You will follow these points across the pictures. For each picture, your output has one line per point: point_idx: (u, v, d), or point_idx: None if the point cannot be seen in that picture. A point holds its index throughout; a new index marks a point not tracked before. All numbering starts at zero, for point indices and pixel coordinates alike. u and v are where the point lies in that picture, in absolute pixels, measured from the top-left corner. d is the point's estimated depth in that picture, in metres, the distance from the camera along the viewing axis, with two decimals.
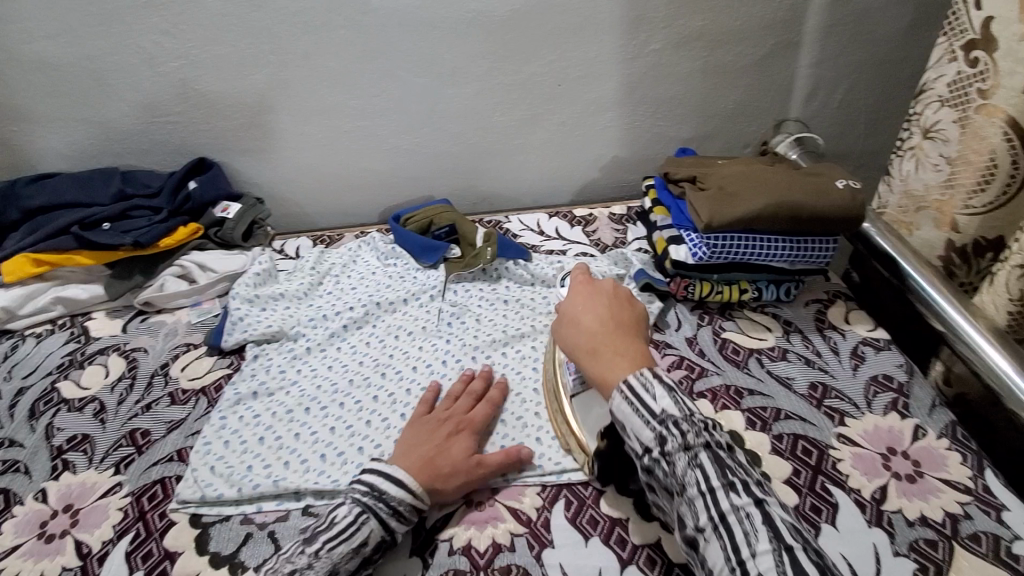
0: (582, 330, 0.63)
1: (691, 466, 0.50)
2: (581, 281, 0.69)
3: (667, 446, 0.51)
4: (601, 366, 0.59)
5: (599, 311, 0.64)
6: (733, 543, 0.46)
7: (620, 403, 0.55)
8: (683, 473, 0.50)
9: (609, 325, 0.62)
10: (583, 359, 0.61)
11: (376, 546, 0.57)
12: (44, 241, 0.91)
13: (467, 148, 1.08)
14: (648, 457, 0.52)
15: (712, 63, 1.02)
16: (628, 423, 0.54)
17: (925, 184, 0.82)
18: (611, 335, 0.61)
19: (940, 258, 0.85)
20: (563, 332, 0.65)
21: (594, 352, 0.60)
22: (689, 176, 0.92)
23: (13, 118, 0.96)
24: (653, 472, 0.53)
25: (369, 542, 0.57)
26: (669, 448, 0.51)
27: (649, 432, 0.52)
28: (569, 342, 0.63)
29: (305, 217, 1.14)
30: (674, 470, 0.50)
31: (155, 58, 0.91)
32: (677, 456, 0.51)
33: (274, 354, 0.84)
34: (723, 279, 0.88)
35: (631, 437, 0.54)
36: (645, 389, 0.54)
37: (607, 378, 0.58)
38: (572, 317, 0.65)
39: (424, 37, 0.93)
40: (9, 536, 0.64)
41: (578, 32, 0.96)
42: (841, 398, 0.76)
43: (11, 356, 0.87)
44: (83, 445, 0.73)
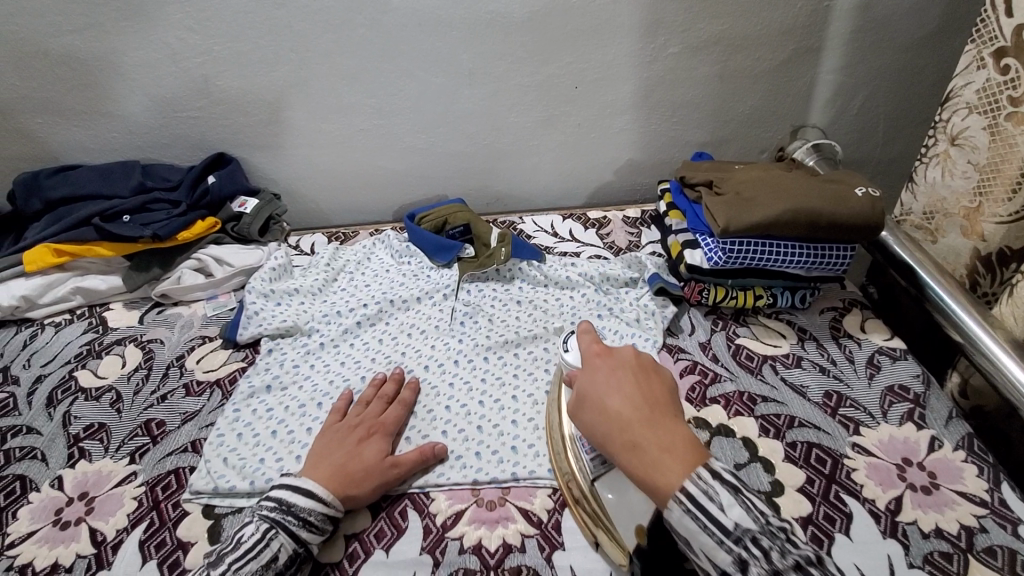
0: (613, 421, 0.53)
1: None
2: (594, 351, 0.60)
3: (750, 570, 0.45)
4: (648, 466, 0.50)
5: (627, 389, 0.55)
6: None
7: (684, 520, 0.47)
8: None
9: (644, 412, 0.53)
10: (622, 456, 0.52)
11: (288, 561, 0.56)
12: (65, 232, 0.92)
13: (483, 149, 1.08)
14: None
15: (730, 68, 1.02)
16: (696, 542, 0.47)
17: (952, 192, 0.82)
18: (649, 423, 0.52)
19: (966, 267, 0.84)
20: (587, 418, 0.55)
21: (634, 446, 0.51)
22: (706, 181, 0.91)
23: (38, 110, 0.97)
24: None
25: (280, 557, 0.56)
26: (753, 575, 0.45)
27: (726, 554, 0.46)
28: (598, 432, 0.54)
29: (320, 213, 1.15)
30: None
31: (177, 53, 0.92)
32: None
33: (289, 349, 0.84)
34: (738, 285, 0.88)
35: (700, 557, 0.48)
36: (711, 499, 0.47)
37: (659, 481, 0.49)
38: (595, 400, 0.55)
39: (443, 37, 0.93)
40: (25, 522, 0.65)
41: (597, 35, 0.96)
42: (856, 407, 0.75)
43: (30, 345, 0.88)
44: (99, 434, 0.74)
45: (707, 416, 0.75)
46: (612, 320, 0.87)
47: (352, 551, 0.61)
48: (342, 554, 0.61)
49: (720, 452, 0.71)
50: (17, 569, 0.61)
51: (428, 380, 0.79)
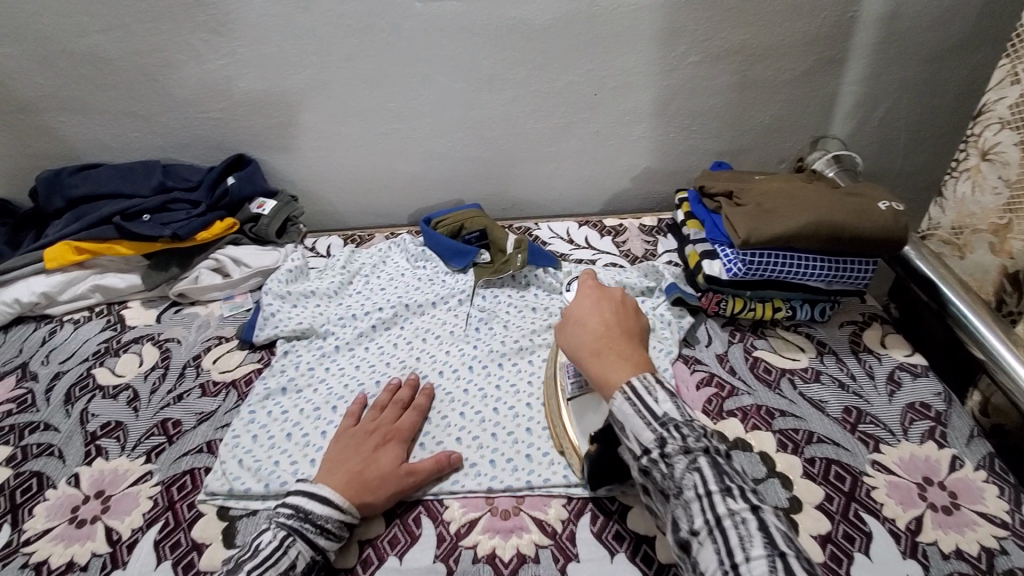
0: (588, 333, 0.63)
1: (688, 469, 0.48)
2: (589, 285, 0.69)
3: (666, 448, 0.50)
4: (602, 367, 0.59)
5: (606, 314, 0.64)
6: (727, 546, 0.44)
7: (621, 403, 0.54)
8: (681, 476, 0.49)
9: (613, 331, 0.62)
10: (586, 360, 0.61)
11: (307, 568, 0.57)
12: (85, 230, 0.93)
13: (500, 154, 1.08)
14: (646, 459, 0.51)
15: (751, 77, 1.01)
16: (627, 423, 0.54)
17: (982, 207, 0.81)
18: (616, 339, 0.61)
19: (991, 286, 0.82)
20: (568, 331, 0.65)
21: (597, 352, 0.60)
22: (725, 191, 0.91)
23: (63, 109, 0.98)
24: (650, 474, 0.51)
25: (298, 565, 0.56)
26: (669, 450, 0.50)
27: (649, 434, 0.52)
28: (573, 342, 0.63)
29: (336, 215, 1.16)
30: (672, 472, 0.49)
31: (201, 55, 0.93)
32: (676, 458, 0.49)
33: (304, 351, 0.85)
34: (756, 296, 0.87)
35: (629, 437, 0.54)
36: (645, 391, 0.54)
37: (608, 378, 0.58)
38: (578, 318, 0.65)
39: (464, 42, 0.93)
40: (42, 519, 0.65)
41: (619, 43, 0.95)
42: (876, 425, 0.74)
43: (49, 341, 0.89)
44: (116, 432, 0.75)
45: (724, 428, 0.74)
46: None
47: (365, 556, 0.61)
48: (356, 559, 0.61)
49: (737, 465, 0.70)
50: (33, 566, 0.61)
51: (442, 386, 0.78)
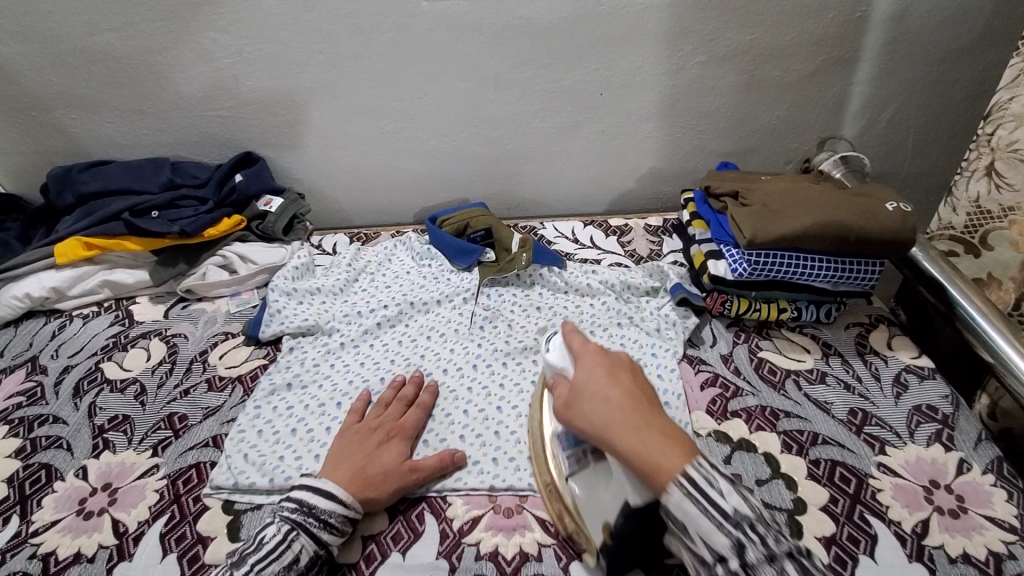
0: (611, 408, 0.53)
1: None
2: (582, 347, 0.60)
3: (748, 555, 0.45)
4: (652, 451, 0.49)
5: (623, 379, 0.55)
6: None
7: (683, 502, 0.47)
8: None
9: (638, 401, 0.53)
10: (623, 443, 0.51)
11: (311, 562, 0.57)
12: (95, 226, 0.94)
13: (506, 153, 1.09)
14: (721, 568, 0.46)
15: (758, 78, 1.01)
16: (693, 526, 0.47)
17: (1000, 204, 0.80)
18: (643, 410, 0.52)
19: (1013, 281, 0.82)
20: (582, 406, 0.54)
21: (636, 431, 0.51)
22: (732, 192, 0.90)
23: (75, 106, 1.00)
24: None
25: (301, 558, 0.56)
26: (752, 558, 0.45)
27: (723, 538, 0.46)
28: (596, 420, 0.53)
29: (343, 213, 1.17)
30: None
31: (210, 54, 0.93)
32: (762, 569, 0.44)
33: (309, 348, 0.85)
34: (761, 297, 0.87)
35: (697, 543, 0.47)
36: (711, 485, 0.47)
37: (664, 466, 0.48)
38: (591, 388, 0.55)
39: (471, 41, 0.93)
40: (50, 511, 0.66)
41: (625, 43, 0.95)
42: (882, 427, 0.74)
43: (59, 335, 0.90)
44: (123, 425, 0.76)
45: (728, 429, 0.74)
46: (632, 329, 0.86)
47: (369, 552, 0.62)
48: (360, 554, 0.61)
49: (741, 466, 0.70)
50: (41, 557, 0.62)
51: (446, 384, 0.79)
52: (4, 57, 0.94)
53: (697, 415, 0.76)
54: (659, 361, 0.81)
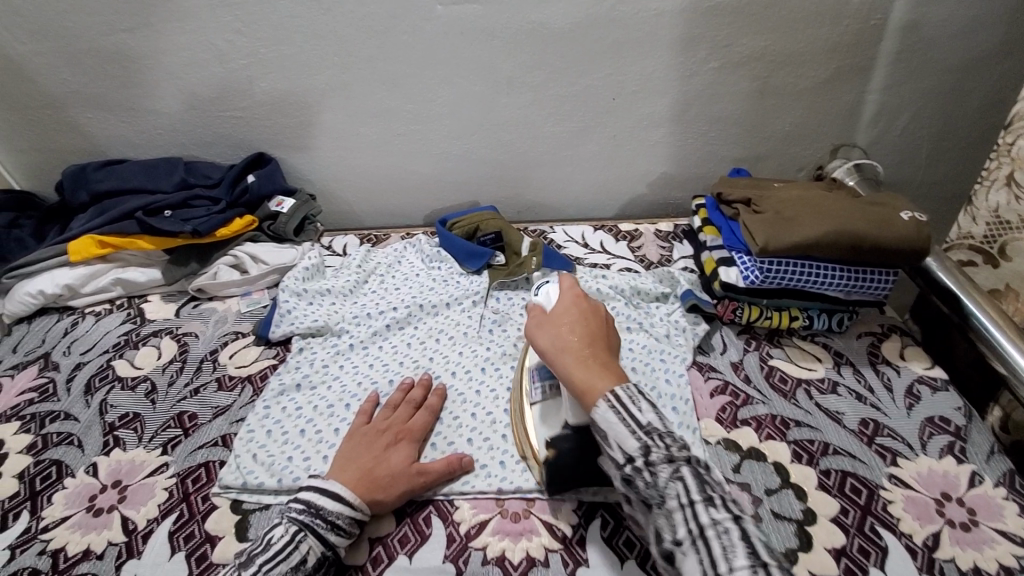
0: (570, 338, 0.62)
1: (672, 478, 0.48)
2: (571, 289, 0.69)
3: (651, 455, 0.50)
4: (588, 375, 0.57)
5: (590, 321, 0.64)
6: (711, 557, 0.44)
7: (606, 412, 0.54)
8: (664, 484, 0.49)
9: (594, 340, 0.62)
10: (569, 364, 0.59)
11: (318, 563, 0.57)
12: (109, 224, 0.95)
13: (517, 157, 1.09)
14: (630, 468, 0.51)
15: (771, 84, 1.01)
16: (611, 432, 0.53)
17: (1018, 215, 0.79)
18: (597, 347, 0.61)
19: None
20: (548, 332, 0.64)
21: (583, 359, 0.59)
22: (744, 198, 0.90)
23: (91, 106, 1.01)
24: (634, 484, 0.51)
25: (308, 560, 0.56)
26: (653, 458, 0.50)
27: (634, 441, 0.51)
28: (555, 344, 0.62)
29: (353, 214, 1.17)
30: (655, 481, 0.49)
31: (225, 55, 0.94)
32: (662, 466, 0.49)
33: (319, 349, 0.85)
34: (773, 305, 0.86)
35: (613, 448, 0.53)
36: (631, 400, 0.54)
37: (593, 387, 0.56)
38: (560, 320, 0.64)
39: (484, 44, 0.93)
40: (59, 508, 0.66)
41: (639, 48, 0.95)
42: (894, 438, 0.73)
43: (71, 332, 0.90)
44: (133, 423, 0.76)
45: (738, 437, 0.73)
46: (641, 334, 0.86)
47: (376, 555, 0.61)
48: (367, 556, 0.61)
49: (751, 474, 0.69)
50: (50, 553, 0.62)
51: (454, 386, 0.79)
52: (22, 57, 0.95)
53: (707, 423, 0.75)
54: (669, 367, 0.80)
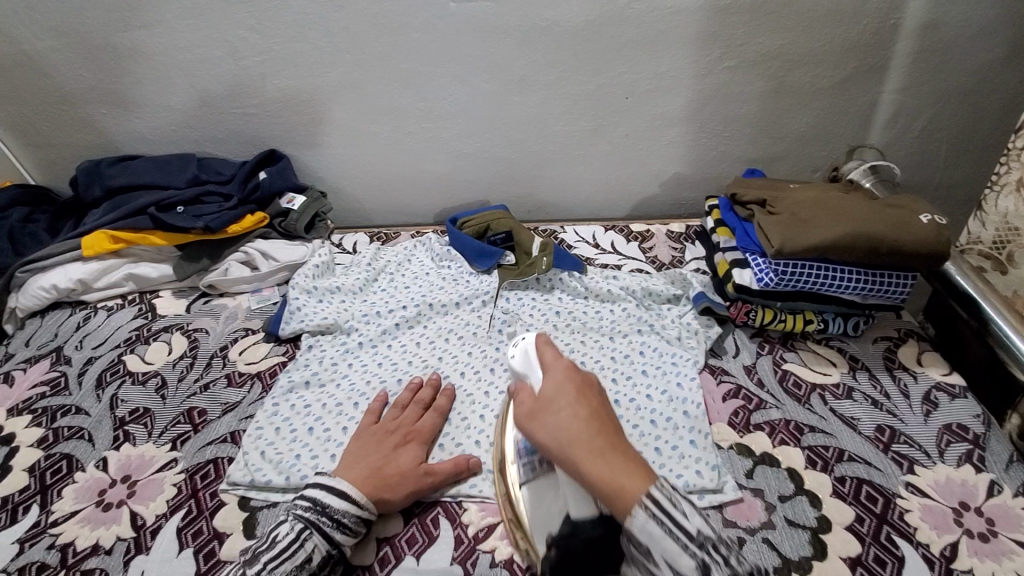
0: (575, 425, 0.53)
1: None
2: (558, 362, 0.59)
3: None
4: (612, 471, 0.49)
5: (589, 399, 0.55)
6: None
7: (648, 524, 0.46)
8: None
9: (603, 424, 0.53)
10: (584, 461, 0.50)
11: (322, 562, 0.57)
12: (122, 220, 0.95)
13: (528, 156, 1.08)
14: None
15: (787, 84, 0.99)
16: (658, 550, 0.45)
17: None
18: (609, 433, 0.53)
19: None
20: (546, 420, 0.54)
21: (600, 451, 0.50)
22: (759, 199, 0.89)
23: (105, 101, 1.01)
24: None
25: (313, 558, 0.56)
26: None
27: (689, 559, 0.44)
28: (558, 436, 0.53)
29: (363, 212, 1.17)
30: None
31: (239, 52, 0.94)
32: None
33: (328, 346, 0.85)
34: (786, 308, 0.85)
35: (659, 567, 0.45)
36: (674, 505, 0.47)
37: (625, 487, 0.48)
38: (557, 403, 0.55)
39: (497, 43, 0.93)
40: (70, 501, 0.67)
41: (654, 47, 0.94)
42: (911, 445, 0.72)
43: (83, 327, 0.91)
44: (144, 418, 0.76)
45: (750, 442, 0.72)
46: (652, 337, 0.85)
47: (383, 555, 0.61)
48: (374, 556, 0.61)
49: (764, 481, 0.68)
50: (59, 547, 0.62)
51: (463, 387, 0.78)
52: (38, 53, 0.95)
53: (719, 427, 0.74)
54: (681, 371, 0.79)
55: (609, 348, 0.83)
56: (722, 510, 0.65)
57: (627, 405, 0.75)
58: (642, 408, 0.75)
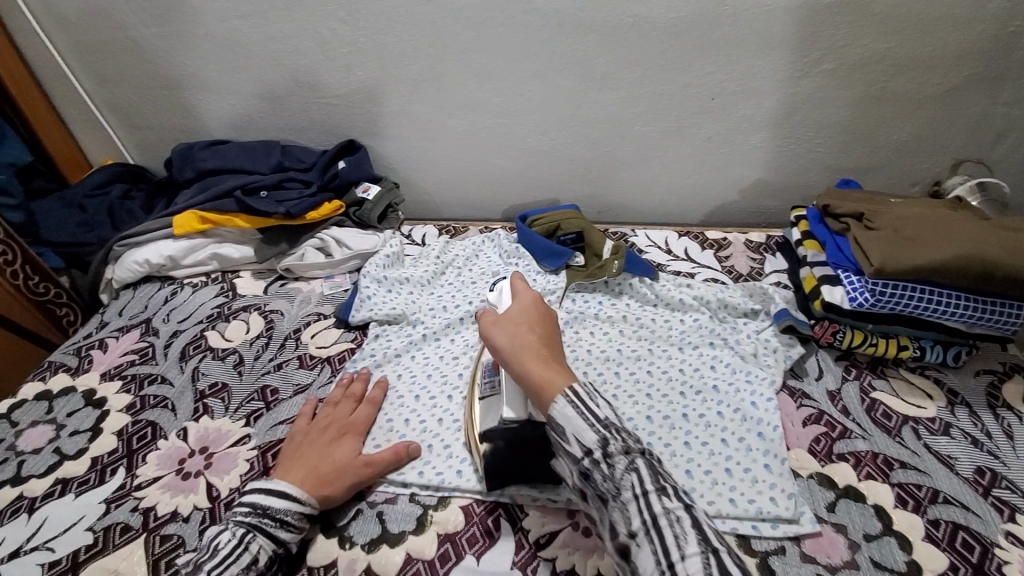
0: (527, 337, 0.58)
1: (627, 469, 0.45)
2: (525, 293, 0.65)
3: (609, 447, 0.47)
4: (547, 370, 0.54)
5: (547, 326, 0.60)
6: (664, 547, 0.41)
7: (562, 406, 0.50)
8: (620, 476, 0.45)
9: (547, 340, 0.58)
10: (526, 361, 0.55)
11: (269, 561, 0.58)
12: (210, 201, 1.00)
13: (603, 156, 1.05)
14: (587, 461, 0.48)
15: (891, 90, 0.92)
16: (569, 427, 0.49)
17: None
18: (551, 349, 0.57)
19: None
20: (505, 328, 0.59)
21: (541, 357, 0.55)
22: (855, 212, 0.82)
23: (200, 87, 1.06)
24: (590, 478, 0.48)
25: (259, 559, 0.57)
26: (611, 450, 0.47)
27: (592, 434, 0.48)
28: (510, 343, 0.58)
29: (433, 204, 1.18)
30: (612, 473, 0.46)
31: (327, 43, 0.96)
32: (618, 458, 0.46)
33: (394, 337, 0.86)
34: (879, 331, 0.79)
35: (569, 441, 0.49)
36: (589, 395, 0.50)
37: (551, 382, 0.52)
38: (519, 320, 0.60)
39: (581, 39, 0.90)
40: (152, 467, 0.70)
41: (748, 47, 0.89)
42: (1013, 491, 0.65)
43: (170, 301, 0.96)
44: (222, 393, 0.80)
45: (833, 473, 0.67)
46: (725, 351, 0.81)
47: (443, 552, 0.61)
48: (434, 553, 0.61)
49: (847, 516, 0.63)
50: (142, 511, 0.66)
51: None
52: (144, 40, 1.01)
53: (798, 453, 0.69)
54: (755, 390, 0.75)
55: (679, 360, 0.79)
56: (799, 543, 0.61)
57: (696, 421, 0.72)
58: (712, 426, 0.71)
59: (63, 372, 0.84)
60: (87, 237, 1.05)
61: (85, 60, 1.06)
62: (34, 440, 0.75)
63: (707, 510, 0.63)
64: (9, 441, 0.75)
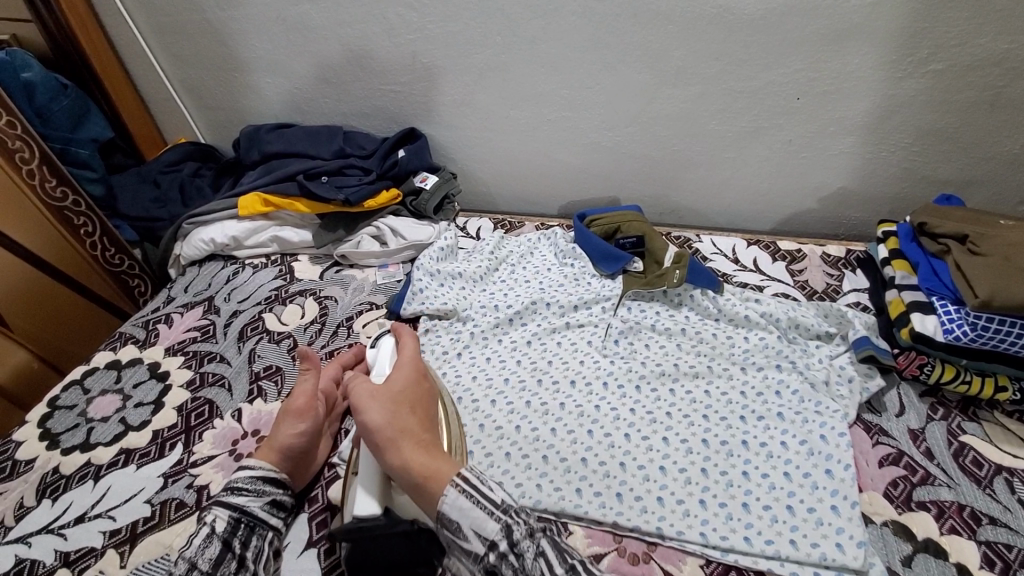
0: (407, 419, 0.53)
1: (535, 554, 0.43)
2: (406, 359, 0.60)
3: (513, 535, 0.44)
4: (430, 460, 0.50)
5: (425, 403, 0.56)
6: None
7: (455, 498, 0.46)
8: (530, 563, 0.43)
9: (423, 417, 0.54)
10: (407, 448, 0.50)
11: (231, 526, 0.56)
12: (273, 184, 1.01)
13: (670, 157, 1.00)
14: (491, 556, 0.44)
15: (1010, 96, 0.81)
16: (464, 521, 0.45)
17: None
18: (426, 430, 0.53)
19: None
20: (382, 404, 0.53)
21: (423, 444, 0.51)
22: (958, 233, 0.74)
23: (269, 70, 1.08)
24: (497, 574, 0.44)
25: (217, 527, 0.55)
26: (515, 536, 0.44)
27: (493, 523, 0.45)
28: (389, 423, 0.52)
29: (490, 195, 1.16)
30: (522, 563, 0.43)
31: (395, 28, 0.95)
32: (525, 544, 0.44)
33: (443, 334, 0.84)
34: (973, 368, 0.71)
35: (467, 538, 0.45)
36: (481, 481, 0.47)
37: (438, 473, 0.48)
38: (399, 395, 0.55)
39: (658, 30, 0.85)
40: (208, 445, 0.73)
41: (843, 40, 0.81)
42: None
43: (232, 281, 0.99)
44: (275, 376, 0.81)
45: (912, 523, 0.61)
46: (793, 376, 0.75)
47: None
48: None
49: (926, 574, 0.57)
50: (196, 489, 0.68)
51: (571, 397, 0.74)
52: (217, 22, 1.03)
53: (872, 496, 0.63)
54: (826, 422, 0.69)
55: (740, 382, 0.75)
56: None
57: (756, 450, 0.67)
58: (775, 457, 0.66)
59: (132, 343, 0.88)
60: (159, 213, 1.10)
61: (162, 39, 1.09)
62: (103, 408, 0.79)
63: (766, 550, 0.58)
64: (80, 407, 0.79)
